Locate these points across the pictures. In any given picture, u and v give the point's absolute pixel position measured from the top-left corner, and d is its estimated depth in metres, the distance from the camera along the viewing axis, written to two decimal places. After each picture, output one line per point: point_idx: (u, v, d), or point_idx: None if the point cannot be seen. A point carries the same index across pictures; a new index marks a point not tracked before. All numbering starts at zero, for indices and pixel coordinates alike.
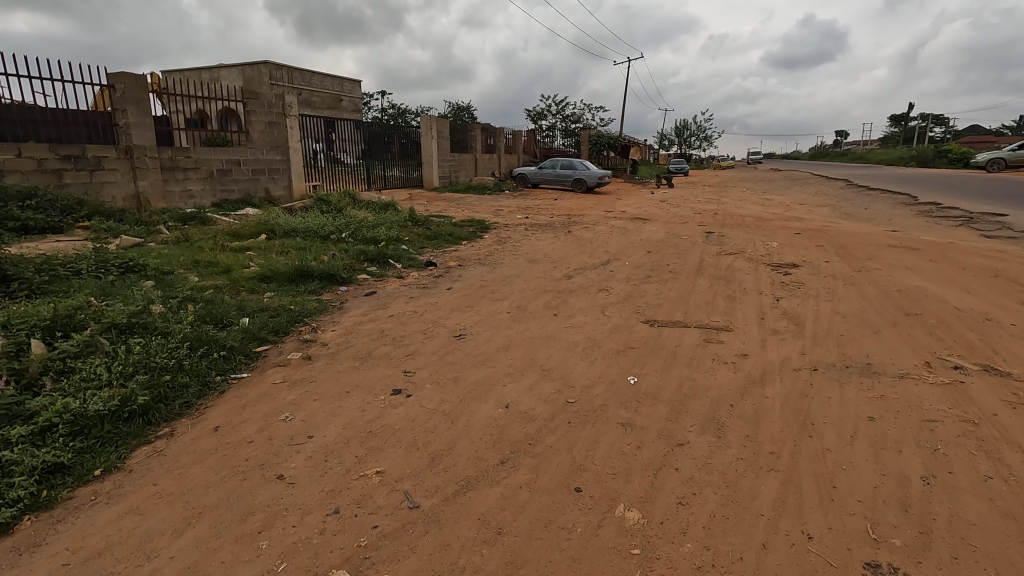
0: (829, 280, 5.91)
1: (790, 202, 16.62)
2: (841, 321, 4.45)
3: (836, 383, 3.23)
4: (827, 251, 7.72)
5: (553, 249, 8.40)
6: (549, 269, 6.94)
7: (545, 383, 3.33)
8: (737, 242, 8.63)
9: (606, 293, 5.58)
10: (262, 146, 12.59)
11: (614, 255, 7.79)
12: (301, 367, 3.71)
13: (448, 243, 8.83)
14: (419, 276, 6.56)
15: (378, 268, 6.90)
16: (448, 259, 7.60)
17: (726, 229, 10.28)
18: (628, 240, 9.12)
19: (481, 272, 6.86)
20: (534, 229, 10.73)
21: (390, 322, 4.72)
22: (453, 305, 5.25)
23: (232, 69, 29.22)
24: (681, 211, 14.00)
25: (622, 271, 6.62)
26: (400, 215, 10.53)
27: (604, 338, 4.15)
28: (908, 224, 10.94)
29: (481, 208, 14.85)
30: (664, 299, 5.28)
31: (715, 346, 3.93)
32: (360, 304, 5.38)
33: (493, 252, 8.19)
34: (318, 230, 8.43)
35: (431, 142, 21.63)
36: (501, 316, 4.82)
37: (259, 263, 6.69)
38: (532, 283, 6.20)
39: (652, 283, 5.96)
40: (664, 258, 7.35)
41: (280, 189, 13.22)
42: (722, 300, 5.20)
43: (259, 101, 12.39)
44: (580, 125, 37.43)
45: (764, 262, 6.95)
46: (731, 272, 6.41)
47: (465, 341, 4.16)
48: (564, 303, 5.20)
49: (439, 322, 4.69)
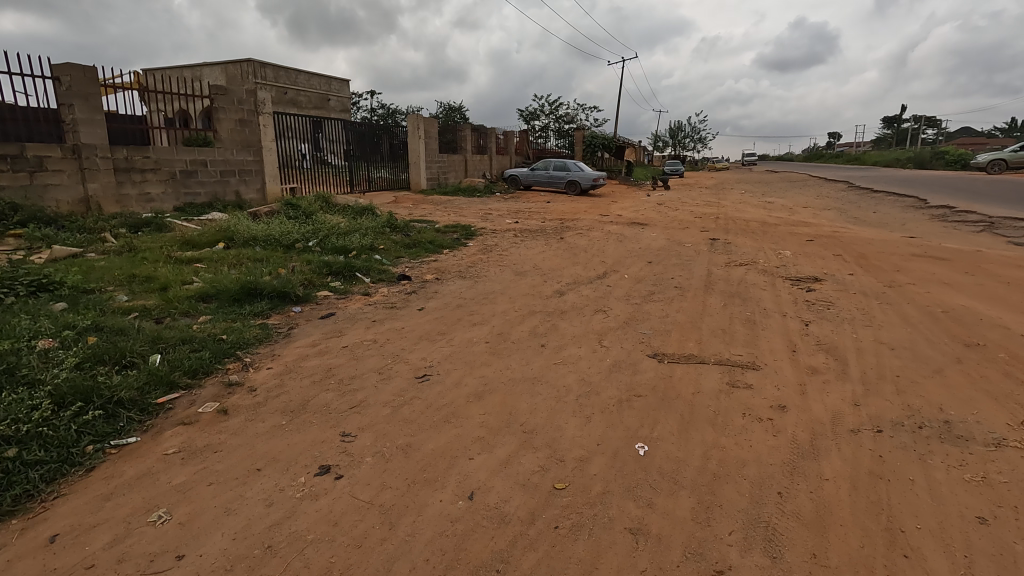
0: (859, 298, 5.12)
1: (792, 204, 15.90)
2: (891, 357, 3.64)
3: (914, 456, 2.44)
4: (848, 262, 6.91)
5: (544, 259, 7.56)
6: (538, 284, 6.08)
7: (525, 456, 2.49)
8: (746, 251, 7.82)
9: (603, 316, 4.76)
10: (231, 145, 11.70)
11: (612, 267, 6.96)
12: (208, 427, 2.85)
13: (427, 253, 7.97)
14: (389, 293, 5.72)
15: (343, 282, 6.05)
16: (425, 272, 6.75)
17: (731, 236, 9.46)
18: (625, 249, 8.33)
19: (460, 287, 6.02)
20: (523, 236, 9.90)
21: (339, 357, 3.87)
22: (421, 332, 4.40)
23: (215, 68, 28.28)
24: (680, 215, 13.24)
25: (621, 287, 5.78)
26: (377, 221, 9.68)
27: (603, 382, 3.32)
28: (924, 229, 10.21)
29: (468, 212, 13.99)
30: (672, 324, 4.45)
31: (743, 393, 3.12)
32: (310, 331, 4.51)
33: (477, 262, 7.33)
34: (280, 237, 7.56)
35: (419, 142, 20.76)
36: (477, 349, 3.97)
37: (204, 277, 5.82)
38: (517, 302, 5.35)
39: (656, 303, 5.13)
40: (668, 271, 6.53)
41: (252, 192, 12.32)
42: (741, 326, 4.37)
43: (228, 98, 11.51)
44: (573, 125, 36.62)
45: (781, 276, 6.14)
46: (746, 289, 5.59)
47: (428, 386, 3.31)
48: (554, 330, 4.36)
49: (400, 358, 3.84)
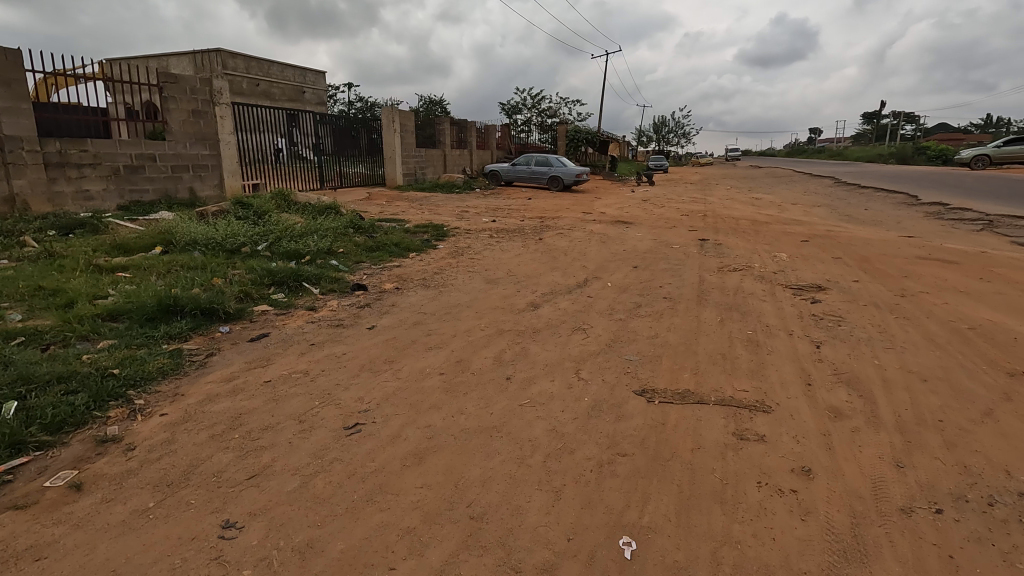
0: (872, 311, 4.52)
1: (781, 201, 15.41)
2: (926, 393, 3.01)
3: (995, 557, 1.80)
4: (851, 266, 6.33)
5: (519, 264, 6.87)
6: (510, 294, 5.39)
7: (467, 563, 1.81)
8: (739, 254, 7.22)
9: (581, 336, 4.09)
10: (183, 138, 10.80)
11: (594, 273, 6.29)
12: (45, 513, 2.11)
13: (391, 257, 7.22)
14: (338, 308, 4.99)
15: (287, 294, 5.29)
16: (384, 280, 6.02)
17: (722, 236, 8.84)
18: (608, 251, 7.69)
19: (422, 299, 5.29)
20: (500, 236, 9.23)
21: (256, 397, 3.13)
22: (364, 361, 3.68)
23: (183, 58, 27.17)
24: (666, 212, 12.64)
25: (604, 299, 5.12)
26: (340, 220, 8.90)
27: (578, 433, 2.63)
28: (923, 227, 9.72)
29: (443, 210, 13.24)
30: (663, 347, 3.79)
31: (755, 448, 2.47)
32: (232, 359, 3.77)
33: (445, 268, 6.61)
34: (224, 240, 6.74)
35: (394, 137, 19.57)
36: (428, 385, 3.26)
37: (123, 289, 5.03)
38: (484, 317, 4.65)
39: (643, 319, 4.46)
40: (655, 278, 5.88)
41: (208, 190, 11.44)
42: (743, 350, 3.72)
43: (178, 87, 10.58)
44: (556, 119, 35.90)
45: (781, 284, 5.51)
46: (744, 301, 4.95)
47: (356, 442, 2.60)
48: (523, 357, 3.66)
49: (332, 397, 3.13)
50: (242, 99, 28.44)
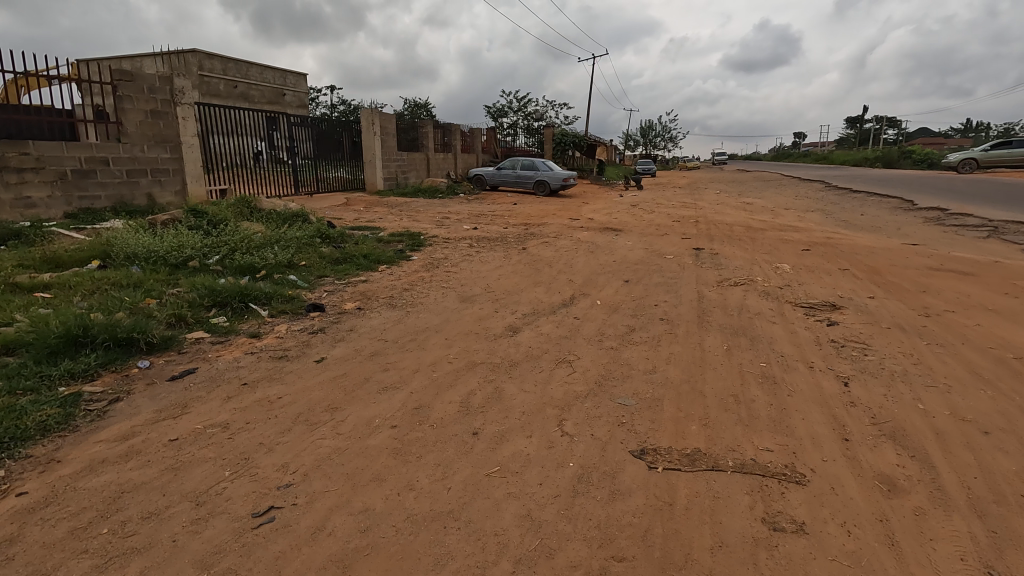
0: (900, 336, 3.95)
1: (772, 206, 14.94)
2: (994, 453, 2.43)
3: None
4: (862, 280, 5.78)
5: (499, 278, 6.23)
6: (486, 315, 4.75)
7: None
8: (738, 265, 6.67)
9: (567, 371, 3.45)
10: (141, 140, 10.04)
11: (580, 289, 5.66)
12: None
13: (358, 270, 6.56)
14: (286, 334, 4.31)
15: (229, 317, 4.60)
16: (346, 298, 5.35)
17: (717, 245, 8.28)
18: (597, 262, 7.09)
19: (386, 322, 4.64)
20: (481, 245, 8.60)
21: (150, 465, 2.45)
22: (301, 408, 3.01)
23: (157, 58, 26.29)
24: (656, 218, 12.09)
25: (592, 321, 4.50)
26: (306, 229, 8.20)
27: (561, 523, 1.99)
28: (925, 234, 9.26)
29: (423, 216, 12.56)
30: (663, 386, 3.18)
31: (797, 546, 1.86)
32: (138, 407, 3.07)
33: (416, 284, 5.96)
34: (168, 253, 6.02)
35: (374, 139, 18.90)
36: (373, 444, 2.60)
37: (33, 312, 4.29)
38: (454, 346, 4.00)
39: (638, 347, 3.84)
40: (649, 295, 5.27)
41: (169, 196, 10.66)
42: (759, 389, 3.12)
43: (135, 85, 9.83)
44: (543, 123, 35.41)
45: (790, 302, 4.93)
46: (751, 324, 4.35)
47: (263, 539, 1.94)
48: (496, 403, 3.02)
49: (251, 463, 2.47)
50: (218, 100, 27.59)
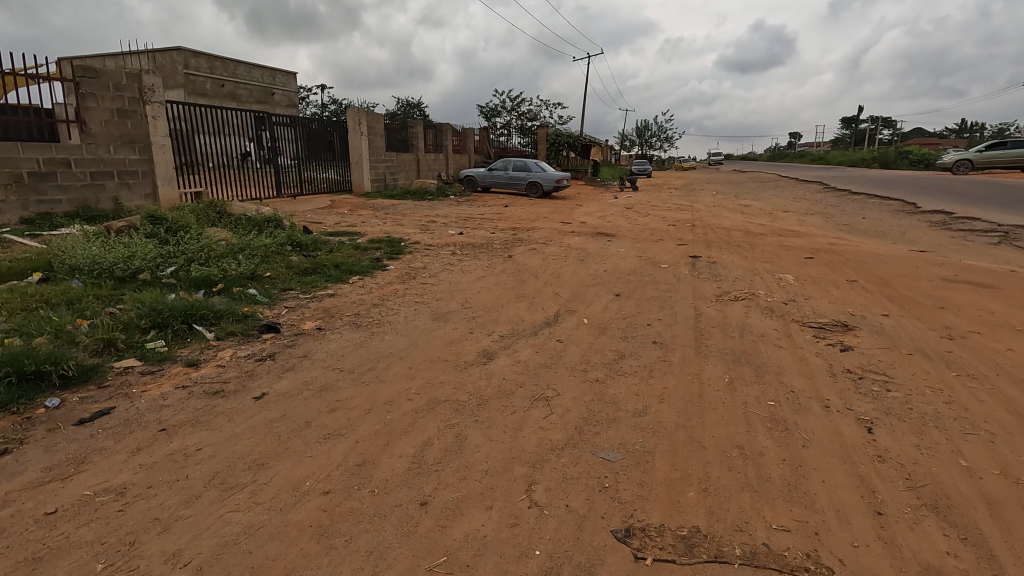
0: (924, 365, 3.48)
1: (770, 209, 14.52)
2: None
3: None
4: (873, 294, 5.30)
5: (479, 291, 5.73)
6: (459, 338, 4.26)
7: None
8: (737, 276, 6.19)
9: (544, 412, 2.95)
10: (106, 141, 9.49)
11: (567, 304, 5.17)
12: None
13: (326, 282, 6.04)
14: (229, 362, 3.79)
15: (169, 340, 4.08)
16: (306, 316, 4.83)
17: (715, 252, 7.80)
18: (586, 272, 6.61)
19: (346, 346, 4.14)
20: (465, 252, 8.09)
21: (6, 555, 1.94)
22: (219, 465, 2.50)
23: (141, 57, 25.70)
24: (651, 222, 11.61)
25: (577, 345, 4.00)
26: (277, 236, 7.67)
27: None
28: (933, 240, 8.80)
29: (408, 220, 12.03)
30: (655, 433, 2.70)
31: None
32: (26, 462, 2.55)
33: (388, 298, 5.44)
34: (115, 264, 5.48)
35: (361, 140, 18.30)
36: (296, 520, 2.10)
37: None
38: (417, 378, 3.49)
39: (628, 380, 3.34)
40: (641, 313, 4.78)
41: (138, 199, 10.11)
42: (769, 437, 2.64)
43: (99, 82, 9.27)
44: (536, 123, 34.89)
45: (797, 321, 4.45)
46: (754, 349, 3.87)
47: None
48: (454, 458, 2.52)
49: (137, 549, 1.96)
50: (205, 100, 27.01)
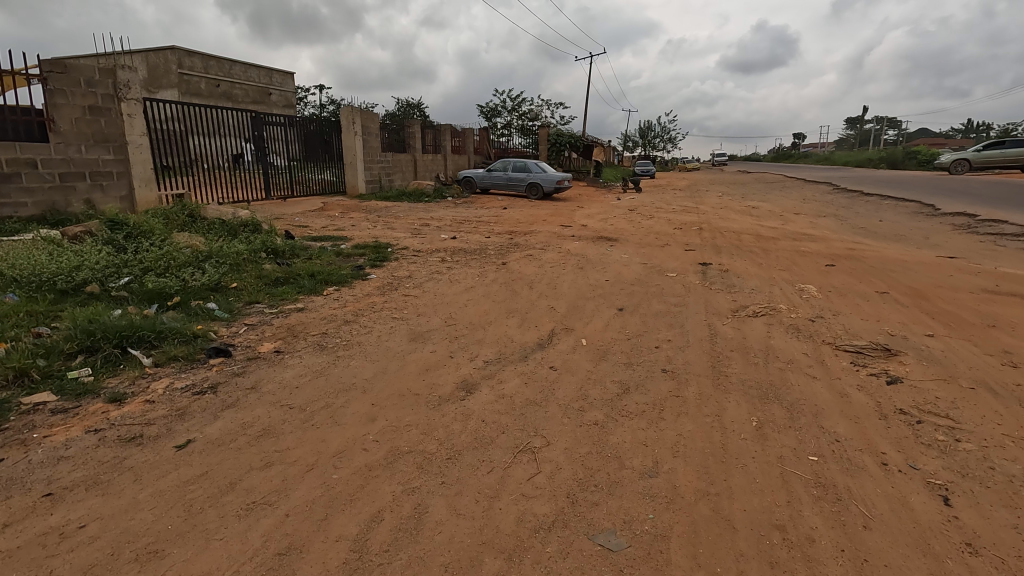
0: (994, 404, 2.87)
1: (780, 210, 13.92)
2: None
3: None
4: (908, 309, 4.70)
5: (466, 305, 5.14)
6: (437, 364, 3.67)
7: None
8: (754, 287, 5.59)
9: (528, 471, 2.36)
10: (77, 140, 8.92)
11: (563, 321, 4.57)
12: None
13: (297, 294, 5.45)
14: (160, 397, 3.19)
15: (97, 368, 3.49)
16: (266, 336, 4.24)
17: (726, 259, 7.19)
18: (586, 282, 6.01)
19: (303, 375, 3.54)
20: (456, 259, 7.51)
21: None
22: (101, 554, 1.91)
23: (135, 56, 25.28)
24: (655, 225, 11.01)
25: (573, 374, 3.40)
26: (251, 242, 7.08)
27: None
28: (960, 245, 8.18)
29: (400, 223, 11.45)
30: (670, 506, 2.10)
31: None
32: None
33: (362, 314, 4.83)
34: (57, 276, 4.89)
35: (354, 139, 17.59)
36: None
37: None
38: (379, 420, 2.89)
39: (633, 424, 2.75)
40: (647, 332, 4.18)
41: (112, 202, 9.53)
42: (817, 512, 2.05)
43: (69, 78, 8.69)
44: (537, 123, 34.26)
45: (828, 344, 3.85)
46: (783, 381, 3.27)
47: None
48: (409, 545, 1.93)
49: None
50: (200, 100, 26.52)
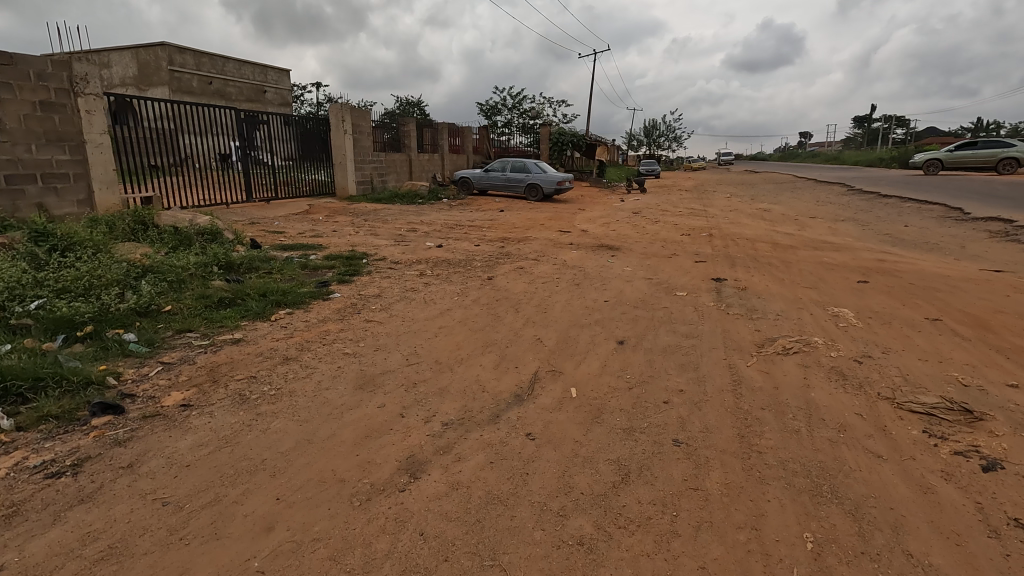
0: None
1: (796, 214, 13.08)
2: None
3: None
4: (972, 344, 3.85)
5: (436, 335, 4.30)
6: (380, 428, 2.82)
7: None
8: (780, 312, 4.73)
9: None
10: (27, 139, 8.13)
11: (549, 360, 3.72)
12: None
13: (240, 319, 4.62)
14: None
15: None
16: (179, 382, 3.40)
17: (743, 274, 6.33)
18: (582, 302, 5.17)
19: (203, 444, 2.70)
20: (437, 272, 6.67)
21: None
22: None
23: (126, 53, 24.60)
24: (661, 231, 10.17)
25: (555, 449, 2.55)
26: (203, 254, 6.25)
27: None
28: (1003, 255, 7.33)
29: (385, 228, 10.62)
30: None
31: None
32: None
33: (308, 349, 3.99)
34: None
35: (344, 139, 16.57)
36: None
37: None
38: (277, 531, 2.05)
39: (636, 548, 1.90)
40: (654, 379, 3.32)
41: (69, 207, 8.74)
42: None
43: (16, 70, 7.89)
44: (539, 122, 33.31)
45: (886, 399, 3.00)
46: (838, 461, 2.42)
47: None
48: None
49: None
50: (192, 98, 25.77)
